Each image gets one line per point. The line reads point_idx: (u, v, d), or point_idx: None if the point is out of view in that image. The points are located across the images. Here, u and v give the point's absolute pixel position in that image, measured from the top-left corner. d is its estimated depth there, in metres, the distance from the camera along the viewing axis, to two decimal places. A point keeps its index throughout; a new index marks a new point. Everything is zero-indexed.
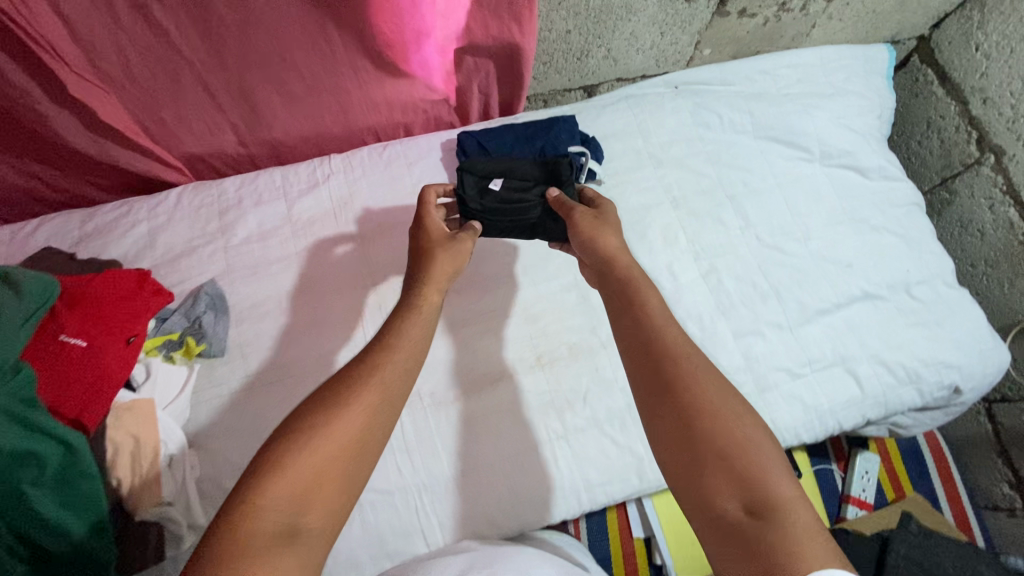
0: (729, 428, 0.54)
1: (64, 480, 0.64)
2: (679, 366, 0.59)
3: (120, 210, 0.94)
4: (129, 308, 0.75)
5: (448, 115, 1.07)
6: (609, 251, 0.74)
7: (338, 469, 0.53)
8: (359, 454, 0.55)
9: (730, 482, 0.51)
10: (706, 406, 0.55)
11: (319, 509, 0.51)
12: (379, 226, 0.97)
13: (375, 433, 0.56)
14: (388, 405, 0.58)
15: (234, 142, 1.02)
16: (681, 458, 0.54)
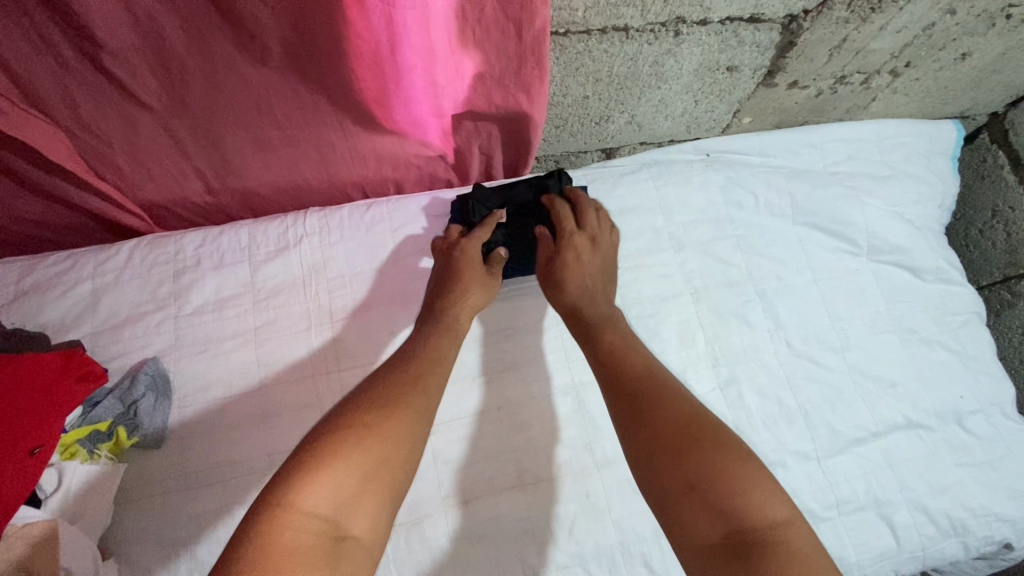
0: (710, 462, 0.60)
1: None
2: (658, 408, 0.66)
3: (64, 263, 0.84)
4: (42, 404, 0.64)
5: (445, 173, 0.95)
6: (576, 299, 0.79)
7: (377, 470, 0.60)
8: (394, 458, 0.61)
9: (707, 515, 0.57)
10: (694, 437, 0.63)
11: (361, 508, 0.58)
12: (352, 301, 0.85)
13: (408, 441, 0.63)
14: (420, 416, 0.66)
15: (201, 190, 0.90)
16: (665, 496, 0.61)
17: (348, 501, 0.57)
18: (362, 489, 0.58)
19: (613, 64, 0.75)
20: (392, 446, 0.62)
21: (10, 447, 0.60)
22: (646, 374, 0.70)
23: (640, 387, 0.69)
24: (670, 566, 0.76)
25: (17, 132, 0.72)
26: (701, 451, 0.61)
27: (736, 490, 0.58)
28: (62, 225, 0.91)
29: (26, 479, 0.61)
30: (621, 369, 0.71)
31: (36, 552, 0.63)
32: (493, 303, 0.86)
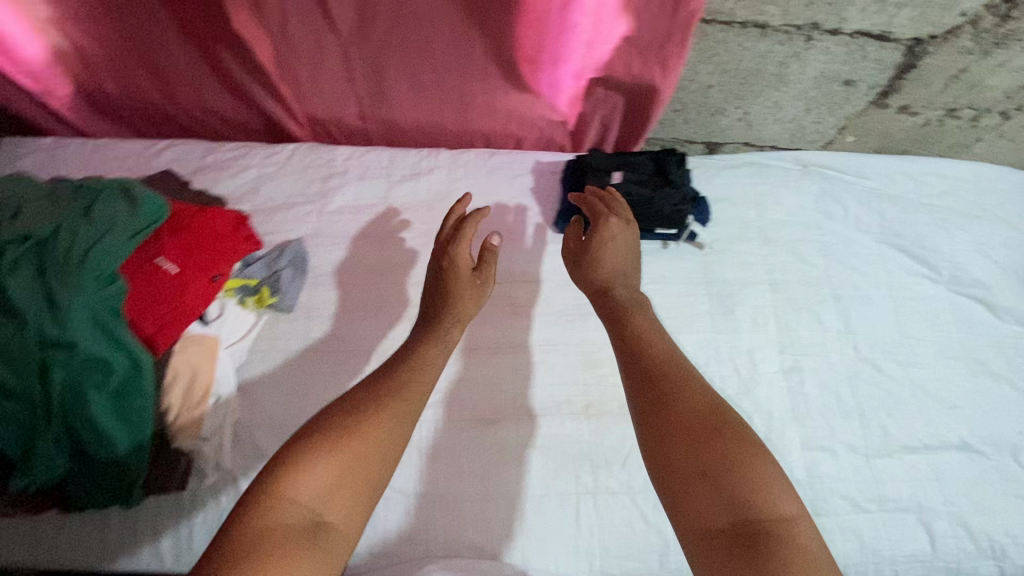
0: (719, 453, 0.57)
1: (123, 393, 0.67)
2: (671, 399, 0.62)
3: (238, 152, 1.00)
4: (223, 247, 0.79)
5: (562, 139, 1.06)
6: (611, 275, 0.80)
7: (357, 466, 0.59)
8: (381, 454, 0.61)
9: (711, 504, 0.55)
10: (705, 430, 0.59)
11: (342, 501, 0.57)
12: (466, 229, 0.96)
13: (394, 440, 0.62)
14: (405, 420, 0.64)
15: (355, 115, 1.05)
16: (667, 483, 0.59)
17: (331, 491, 0.57)
18: (346, 485, 0.58)
19: (743, 58, 0.84)
20: (376, 446, 0.60)
21: (200, 269, 0.75)
22: (664, 359, 0.67)
23: (657, 369, 0.66)
24: None
25: (239, 34, 0.88)
26: (712, 442, 0.58)
27: (740, 483, 0.55)
28: (236, 123, 1.06)
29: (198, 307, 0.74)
30: (643, 351, 0.68)
31: (202, 361, 0.78)
32: None
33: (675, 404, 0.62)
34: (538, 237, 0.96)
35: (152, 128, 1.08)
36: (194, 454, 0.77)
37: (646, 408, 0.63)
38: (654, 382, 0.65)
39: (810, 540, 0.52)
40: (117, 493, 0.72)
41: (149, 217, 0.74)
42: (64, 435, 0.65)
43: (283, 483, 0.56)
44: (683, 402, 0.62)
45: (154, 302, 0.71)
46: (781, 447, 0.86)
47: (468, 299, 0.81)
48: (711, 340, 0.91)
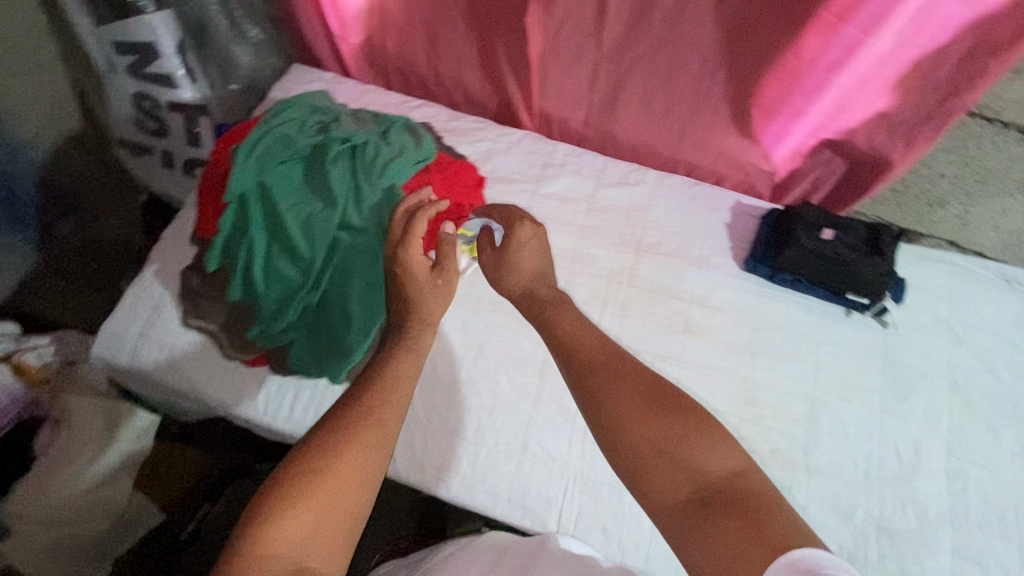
0: (665, 428, 0.53)
1: (371, 286, 0.81)
2: (612, 388, 0.57)
3: (476, 124, 1.13)
4: (469, 195, 0.91)
5: (763, 189, 1.11)
6: (535, 278, 0.74)
7: (335, 506, 0.50)
8: (360, 486, 0.52)
9: (673, 480, 0.51)
10: (635, 406, 0.55)
11: (321, 544, 0.48)
12: (658, 243, 1.02)
13: (372, 472, 0.53)
14: (379, 448, 0.54)
15: (579, 119, 1.15)
16: (620, 456, 0.54)
17: (310, 538, 0.48)
18: (322, 533, 0.49)
19: (990, 158, 0.88)
20: (353, 482, 0.51)
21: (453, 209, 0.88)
22: (596, 355, 0.61)
23: (591, 354, 0.61)
24: None
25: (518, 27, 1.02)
26: (651, 416, 0.54)
27: (690, 448, 0.52)
28: (475, 100, 1.20)
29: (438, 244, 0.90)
30: (577, 342, 0.63)
31: None
32: (768, 298, 0.98)
33: (608, 393, 0.56)
34: (726, 269, 1.00)
35: (404, 87, 1.25)
36: None
37: (583, 403, 0.57)
38: (588, 376, 0.59)
39: (774, 493, 0.49)
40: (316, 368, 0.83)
41: (424, 155, 0.86)
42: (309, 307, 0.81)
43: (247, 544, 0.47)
44: (616, 382, 0.57)
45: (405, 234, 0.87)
46: (930, 546, 0.83)
47: (433, 300, 0.70)
48: (877, 416, 0.91)
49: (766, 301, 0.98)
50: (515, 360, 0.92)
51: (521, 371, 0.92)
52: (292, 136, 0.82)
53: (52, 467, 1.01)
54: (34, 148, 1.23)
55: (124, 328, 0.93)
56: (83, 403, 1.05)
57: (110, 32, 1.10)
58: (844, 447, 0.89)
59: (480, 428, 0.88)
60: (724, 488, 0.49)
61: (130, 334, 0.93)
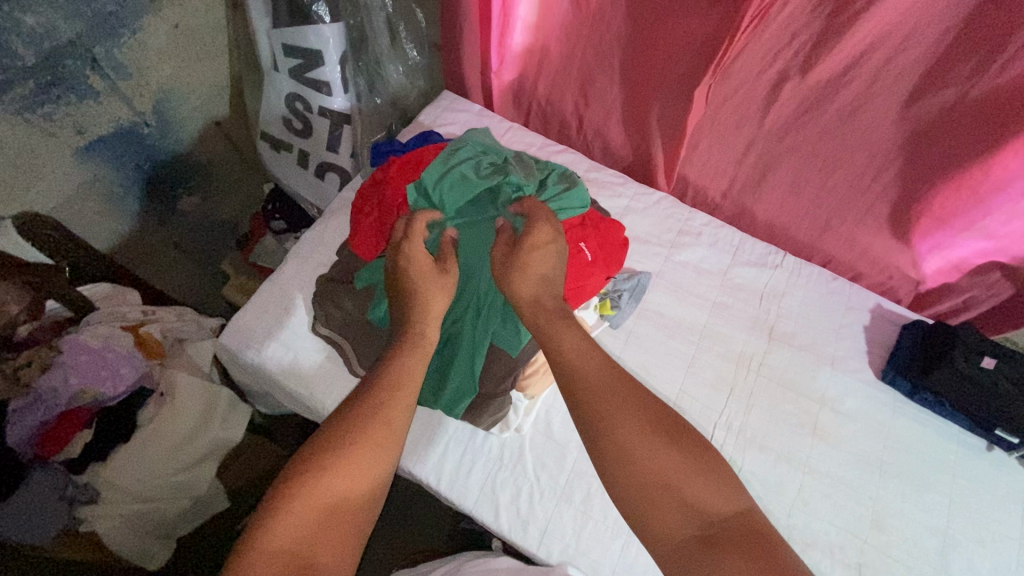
0: (671, 460, 0.55)
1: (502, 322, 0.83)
2: (616, 420, 0.57)
3: (615, 178, 1.13)
4: (619, 253, 0.90)
5: (904, 295, 1.06)
6: (537, 288, 0.71)
7: (340, 503, 0.56)
8: (367, 483, 0.58)
9: (678, 515, 0.53)
10: (641, 437, 0.56)
11: (331, 535, 0.54)
12: (791, 333, 0.99)
13: (375, 468, 0.58)
14: (384, 447, 0.59)
15: (719, 191, 1.13)
16: (622, 483, 0.55)
17: (316, 533, 0.54)
18: (330, 524, 0.55)
19: None
20: (356, 481, 0.57)
21: (604, 266, 0.87)
22: (591, 378, 0.60)
23: (593, 375, 0.61)
24: None
25: (682, 94, 1.01)
26: (655, 449, 0.56)
27: (693, 485, 0.54)
28: (613, 153, 1.20)
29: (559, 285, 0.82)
30: (576, 359, 0.62)
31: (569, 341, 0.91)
32: (903, 415, 0.93)
33: (613, 422, 0.57)
34: (861, 374, 0.96)
35: (542, 128, 1.27)
36: (513, 405, 0.87)
37: (585, 431, 0.58)
38: (586, 407, 0.58)
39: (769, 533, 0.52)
40: (430, 394, 0.86)
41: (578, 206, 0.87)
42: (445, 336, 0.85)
43: (259, 533, 0.53)
44: (621, 410, 0.57)
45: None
46: None
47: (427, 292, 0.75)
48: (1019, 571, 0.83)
49: (900, 418, 0.92)
50: None
51: None
52: (457, 172, 0.85)
53: (149, 440, 1.01)
54: (185, 127, 1.29)
55: (255, 323, 0.95)
56: (190, 382, 1.07)
57: (283, 35, 1.14)
58: None
59: (589, 496, 0.85)
60: (727, 531, 0.52)
61: (260, 331, 0.95)
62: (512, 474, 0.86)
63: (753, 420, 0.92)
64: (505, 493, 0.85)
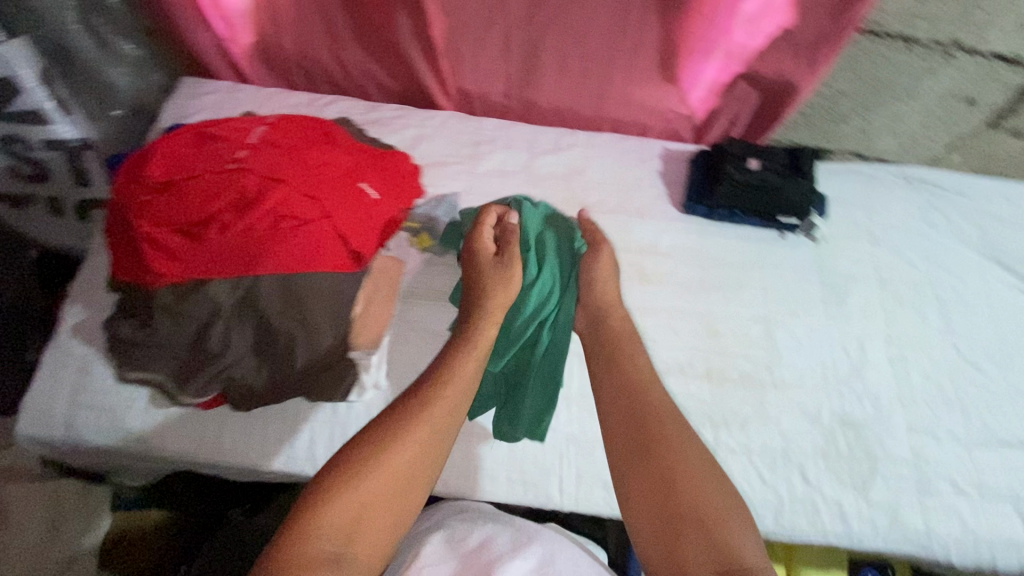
0: (714, 499, 0.57)
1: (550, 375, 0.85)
2: (668, 458, 0.60)
3: (396, 112, 1.09)
4: (406, 183, 0.87)
5: (686, 133, 1.15)
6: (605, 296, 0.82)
7: (383, 499, 0.54)
8: (404, 484, 0.55)
9: (706, 555, 0.53)
10: (683, 475, 0.58)
11: (367, 536, 0.52)
12: (600, 202, 1.04)
13: (422, 467, 0.57)
14: (432, 449, 0.58)
15: (500, 92, 1.13)
16: (657, 515, 0.57)
17: (356, 525, 0.52)
18: (372, 518, 0.53)
19: (879, 69, 0.96)
20: (400, 479, 0.55)
21: (397, 201, 0.84)
22: (648, 413, 0.64)
23: (648, 411, 0.64)
24: (823, 480, 0.87)
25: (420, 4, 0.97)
26: (699, 489, 0.57)
27: (732, 531, 0.54)
28: (389, 88, 1.15)
29: (337, 224, 0.75)
30: (636, 390, 0.67)
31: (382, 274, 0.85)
32: (710, 235, 1.03)
33: (665, 452, 0.60)
34: (667, 216, 1.04)
35: (310, 85, 1.18)
36: (358, 368, 0.83)
37: (631, 455, 0.62)
38: (642, 438, 0.62)
39: None
40: (266, 391, 0.81)
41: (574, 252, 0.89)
42: (256, 331, 0.77)
43: (300, 523, 0.50)
44: (666, 443, 0.61)
45: (289, 227, 0.73)
46: (887, 429, 0.92)
47: (491, 286, 0.75)
48: (825, 324, 0.98)
49: (708, 239, 1.03)
50: None
51: None
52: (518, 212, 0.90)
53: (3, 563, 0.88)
54: None
55: (51, 399, 0.84)
56: (24, 488, 0.95)
57: None
58: (801, 358, 0.95)
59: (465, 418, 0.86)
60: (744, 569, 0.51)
61: (60, 405, 0.84)
62: None
63: None
64: None
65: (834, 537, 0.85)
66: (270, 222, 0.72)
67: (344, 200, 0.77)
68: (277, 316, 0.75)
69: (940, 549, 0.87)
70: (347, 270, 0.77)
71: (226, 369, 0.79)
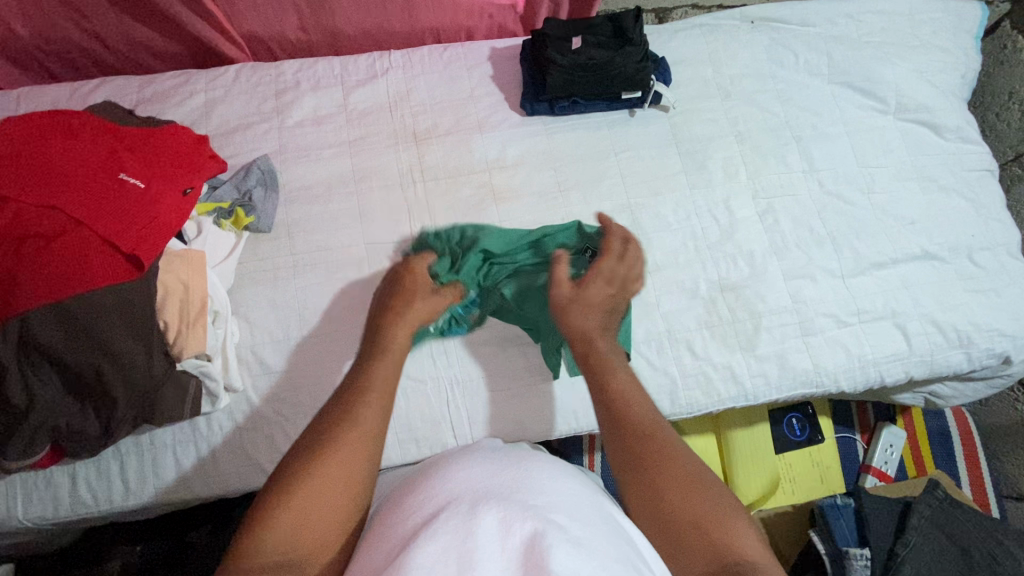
0: (711, 504, 0.57)
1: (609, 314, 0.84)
2: (660, 466, 0.59)
3: (178, 79, 0.93)
4: (186, 160, 0.76)
5: (514, 25, 1.05)
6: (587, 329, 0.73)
7: (321, 498, 0.54)
8: (349, 484, 0.55)
9: (705, 557, 0.54)
10: (674, 481, 0.58)
11: (312, 533, 0.53)
12: (434, 125, 0.94)
13: (361, 464, 0.57)
14: (365, 443, 0.58)
15: (295, 26, 0.98)
16: (661, 519, 0.57)
17: (298, 526, 0.52)
18: (315, 513, 0.53)
19: None
20: (336, 478, 0.55)
21: (173, 182, 0.73)
22: (639, 426, 0.62)
23: (630, 420, 0.62)
24: (711, 350, 0.87)
25: None
26: (693, 493, 0.57)
27: (724, 528, 0.55)
28: (167, 53, 0.99)
29: (93, 229, 0.65)
30: (617, 404, 0.64)
31: (192, 273, 0.73)
32: (557, 132, 0.96)
33: (654, 456, 0.59)
34: (507, 122, 0.96)
35: (74, 73, 1.00)
36: (202, 375, 0.74)
37: (622, 464, 0.61)
38: (635, 449, 0.60)
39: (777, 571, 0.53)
40: (94, 435, 0.70)
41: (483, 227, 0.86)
42: (49, 374, 0.66)
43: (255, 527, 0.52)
44: (653, 450, 0.60)
45: (33, 249, 0.62)
46: (766, 282, 0.91)
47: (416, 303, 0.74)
48: (689, 194, 0.94)
49: (555, 136, 0.96)
50: (338, 310, 0.83)
51: (342, 321, 0.83)
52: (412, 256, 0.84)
53: None
54: None
55: None
56: None
57: None
58: (671, 236, 0.92)
59: None
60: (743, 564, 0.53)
61: None
62: (258, 430, 0.79)
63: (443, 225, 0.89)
64: (261, 449, 0.79)
65: (730, 401, 0.87)
66: (10, 250, 0.62)
67: (96, 200, 0.66)
68: (67, 350, 0.64)
69: (831, 382, 0.89)
70: (128, 278, 0.67)
71: (41, 426, 0.66)
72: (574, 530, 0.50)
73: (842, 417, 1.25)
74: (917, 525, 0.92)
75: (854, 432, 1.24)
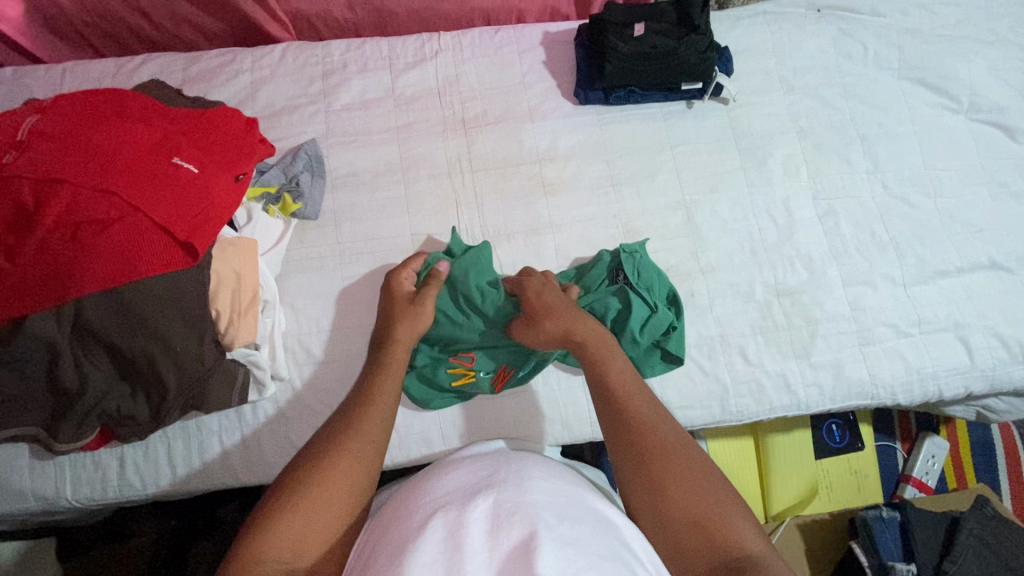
0: (712, 500, 0.55)
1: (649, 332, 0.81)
2: (658, 461, 0.57)
3: (223, 58, 0.91)
4: (237, 144, 0.74)
5: (567, 8, 1.00)
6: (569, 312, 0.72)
7: (324, 497, 0.54)
8: (349, 484, 0.56)
9: (701, 551, 0.53)
10: (673, 475, 0.56)
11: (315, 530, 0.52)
12: (483, 112, 0.91)
13: (365, 470, 0.58)
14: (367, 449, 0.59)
15: (342, 5, 0.95)
16: (658, 514, 0.55)
17: (303, 524, 0.52)
18: (312, 511, 0.53)
19: None
20: (340, 478, 0.56)
21: (225, 169, 0.71)
22: (637, 421, 0.60)
23: (632, 416, 0.60)
24: (764, 356, 0.84)
25: None
26: (693, 488, 0.55)
27: (723, 522, 0.53)
28: (211, 30, 0.96)
29: (149, 216, 0.63)
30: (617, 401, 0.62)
31: (245, 264, 0.72)
32: (611, 123, 0.92)
33: (653, 450, 0.58)
34: (559, 111, 0.92)
35: (117, 48, 0.97)
36: (249, 363, 0.74)
37: (622, 456, 0.59)
38: (635, 443, 0.58)
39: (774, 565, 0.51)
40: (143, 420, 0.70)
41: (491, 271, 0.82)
42: (101, 360, 0.65)
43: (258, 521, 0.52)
44: (651, 444, 0.58)
45: (91, 234, 0.60)
46: (824, 288, 0.87)
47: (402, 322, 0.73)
48: (747, 193, 0.90)
49: (609, 128, 0.92)
50: None
51: None
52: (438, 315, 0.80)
53: None
54: None
55: None
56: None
57: None
58: (726, 236, 0.88)
59: None
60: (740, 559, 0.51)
61: None
62: (303, 421, 0.79)
63: (491, 218, 0.87)
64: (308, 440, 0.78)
65: (781, 409, 0.84)
66: (66, 236, 0.60)
67: (151, 185, 0.64)
68: (123, 336, 0.64)
69: (887, 393, 0.86)
70: (183, 266, 0.66)
71: (92, 410, 0.66)
72: (564, 529, 0.47)
73: (882, 424, 1.22)
74: (966, 542, 0.90)
75: (894, 440, 1.21)
